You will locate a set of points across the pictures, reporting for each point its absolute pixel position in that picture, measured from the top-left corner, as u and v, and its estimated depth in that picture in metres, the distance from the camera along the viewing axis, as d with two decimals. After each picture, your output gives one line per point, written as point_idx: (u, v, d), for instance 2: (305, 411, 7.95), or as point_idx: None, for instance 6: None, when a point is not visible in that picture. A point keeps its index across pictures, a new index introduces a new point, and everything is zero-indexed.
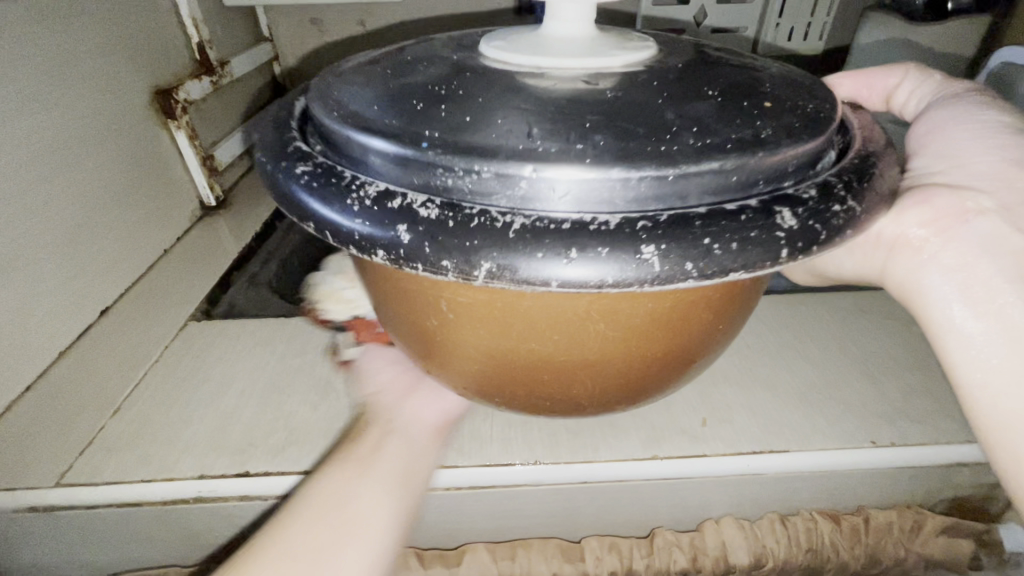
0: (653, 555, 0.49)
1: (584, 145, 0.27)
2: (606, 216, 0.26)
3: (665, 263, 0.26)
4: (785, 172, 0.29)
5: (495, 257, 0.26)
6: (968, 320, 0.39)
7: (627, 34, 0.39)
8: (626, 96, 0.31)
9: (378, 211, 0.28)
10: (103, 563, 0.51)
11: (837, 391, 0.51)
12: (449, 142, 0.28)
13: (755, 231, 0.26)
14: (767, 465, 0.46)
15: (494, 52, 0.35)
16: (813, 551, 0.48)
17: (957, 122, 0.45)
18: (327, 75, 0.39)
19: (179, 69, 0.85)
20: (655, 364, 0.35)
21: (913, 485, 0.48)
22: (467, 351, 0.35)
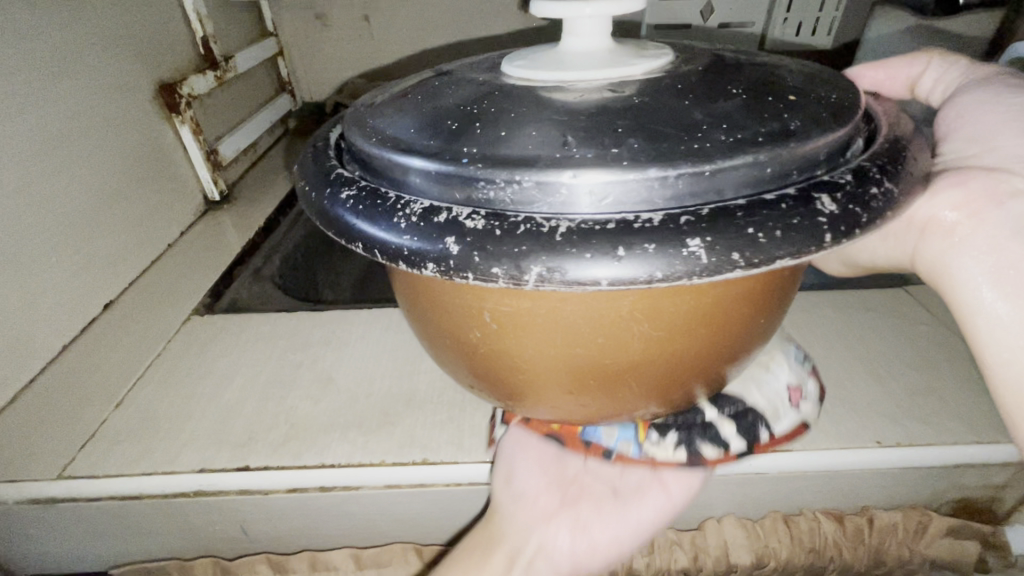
0: (653, 554, 0.49)
1: (620, 149, 0.27)
2: (648, 214, 0.26)
3: (712, 254, 0.25)
4: (817, 160, 0.29)
5: (544, 261, 0.25)
6: (997, 302, 0.38)
7: (641, 43, 0.38)
8: (653, 98, 0.30)
9: (426, 226, 0.27)
10: (106, 555, 0.52)
11: (843, 390, 0.50)
12: (490, 155, 0.28)
13: (797, 218, 0.26)
14: (770, 464, 0.45)
15: (515, 68, 0.34)
16: (815, 551, 0.48)
17: (988, 105, 0.43)
18: (362, 103, 0.39)
19: (183, 63, 0.85)
20: (698, 361, 0.34)
21: (919, 486, 0.47)
22: (513, 360, 0.34)
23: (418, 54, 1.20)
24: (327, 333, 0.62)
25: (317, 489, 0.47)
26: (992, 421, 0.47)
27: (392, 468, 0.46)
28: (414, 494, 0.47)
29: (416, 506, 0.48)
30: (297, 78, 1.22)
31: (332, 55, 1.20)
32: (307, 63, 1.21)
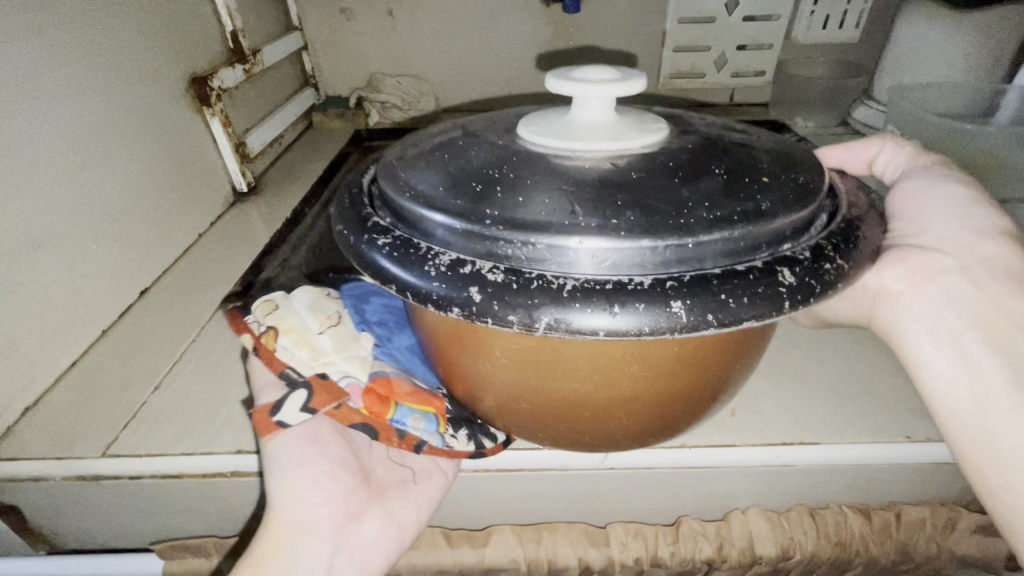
0: (678, 543, 0.49)
1: (618, 219, 0.28)
2: (639, 277, 0.27)
3: (690, 314, 0.26)
4: (782, 236, 0.29)
5: (554, 312, 0.26)
6: (935, 357, 0.40)
7: (641, 113, 0.38)
8: (650, 172, 0.30)
9: (452, 276, 0.28)
10: (145, 531, 0.53)
11: (871, 385, 0.50)
12: (509, 218, 0.28)
13: (762, 286, 0.27)
14: (797, 456, 0.45)
15: (530, 134, 0.34)
16: (842, 545, 0.48)
17: (930, 192, 0.43)
18: (394, 152, 0.40)
19: (213, 57, 0.87)
20: (683, 400, 0.35)
21: (949, 480, 0.47)
22: (514, 392, 0.35)
23: (439, 48, 1.20)
24: None
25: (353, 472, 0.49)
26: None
27: None
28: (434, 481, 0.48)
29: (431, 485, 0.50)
30: (321, 73, 1.24)
31: (355, 48, 1.21)
32: (330, 56, 1.22)
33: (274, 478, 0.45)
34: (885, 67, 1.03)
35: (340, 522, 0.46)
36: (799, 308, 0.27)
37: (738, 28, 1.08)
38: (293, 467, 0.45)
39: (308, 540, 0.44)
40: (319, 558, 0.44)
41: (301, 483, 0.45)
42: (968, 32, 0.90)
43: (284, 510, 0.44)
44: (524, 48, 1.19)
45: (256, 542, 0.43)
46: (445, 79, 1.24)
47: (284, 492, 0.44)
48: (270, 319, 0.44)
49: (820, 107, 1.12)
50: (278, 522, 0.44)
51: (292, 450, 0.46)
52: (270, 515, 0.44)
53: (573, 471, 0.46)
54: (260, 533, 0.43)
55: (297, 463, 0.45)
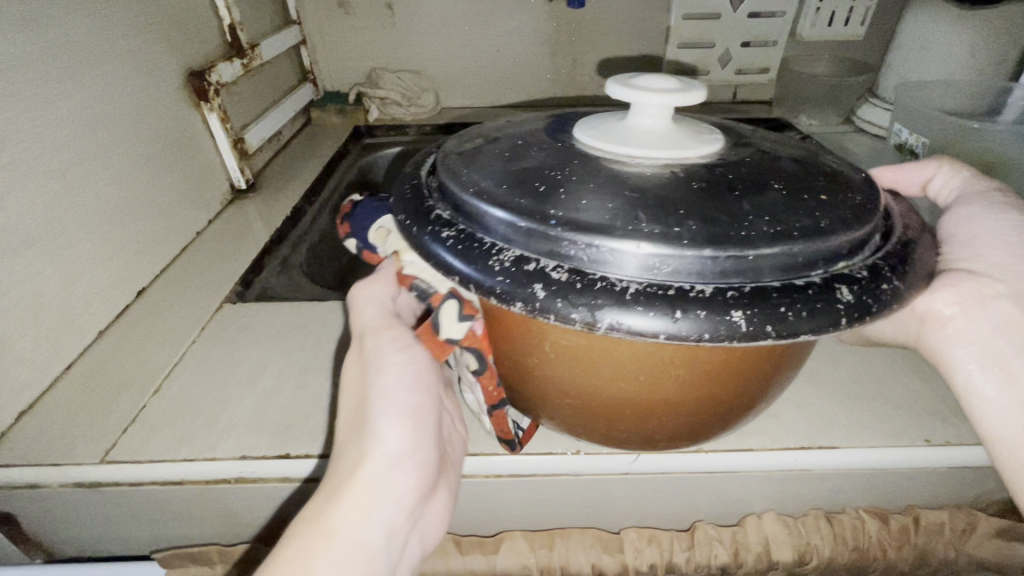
0: (694, 549, 0.48)
1: (680, 229, 0.28)
2: (700, 285, 0.28)
3: (750, 324, 0.27)
4: (839, 253, 0.30)
5: (616, 314, 0.27)
6: (985, 383, 0.40)
7: (696, 124, 0.39)
8: (709, 186, 0.31)
9: (516, 271, 0.29)
10: (144, 538, 0.52)
11: (888, 387, 0.50)
12: (574, 221, 0.29)
13: (820, 301, 0.27)
14: (815, 461, 0.44)
15: (588, 138, 0.36)
16: (858, 550, 0.47)
17: (988, 219, 0.42)
18: (454, 148, 0.40)
19: (210, 50, 0.85)
20: (722, 405, 0.35)
21: (968, 484, 0.46)
22: (563, 389, 0.36)
23: (439, 44, 1.18)
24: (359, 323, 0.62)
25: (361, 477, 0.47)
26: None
27: None
28: None
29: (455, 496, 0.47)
30: (320, 68, 1.22)
31: (354, 44, 1.19)
32: (329, 51, 1.20)
33: (368, 420, 0.39)
34: (889, 65, 1.02)
35: (423, 487, 0.41)
36: (852, 326, 0.28)
37: (743, 24, 1.07)
38: (391, 416, 0.39)
39: (389, 500, 0.39)
40: (395, 524, 0.39)
41: (396, 435, 0.39)
42: (974, 30, 0.90)
43: (372, 459, 0.38)
44: (525, 44, 1.17)
45: (335, 484, 0.38)
46: (445, 75, 1.22)
47: (384, 443, 0.39)
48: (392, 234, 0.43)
49: (824, 105, 1.11)
50: (367, 474, 0.38)
51: (393, 396, 0.40)
52: (357, 459, 0.38)
53: (584, 475, 0.45)
54: (340, 477, 0.38)
55: (395, 409, 0.40)
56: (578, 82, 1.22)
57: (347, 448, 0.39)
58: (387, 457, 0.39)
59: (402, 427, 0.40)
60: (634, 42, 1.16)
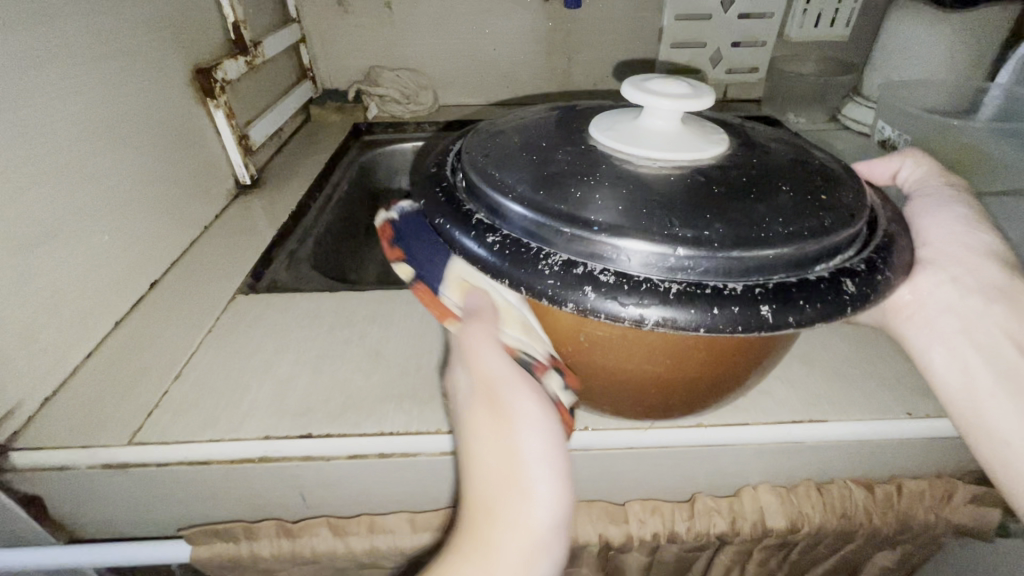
0: (694, 517, 0.51)
1: (709, 233, 0.33)
2: (730, 284, 0.32)
3: (776, 316, 0.31)
4: (840, 250, 0.35)
5: (661, 311, 0.31)
6: (938, 359, 0.44)
7: (701, 124, 0.44)
8: (726, 192, 0.36)
9: (567, 275, 0.33)
10: (167, 518, 0.54)
11: (874, 366, 0.53)
12: (615, 226, 0.33)
13: (831, 294, 0.32)
14: (808, 433, 0.47)
15: (607, 140, 0.40)
16: (846, 516, 0.50)
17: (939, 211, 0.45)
18: (475, 149, 0.44)
19: (214, 48, 0.86)
20: (730, 378, 0.40)
21: (948, 454, 0.50)
22: (594, 371, 0.40)
23: (436, 42, 1.20)
24: (370, 312, 0.64)
25: (376, 456, 0.48)
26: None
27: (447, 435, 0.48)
28: None
29: None
30: (319, 65, 1.23)
31: (353, 42, 1.21)
32: (328, 50, 1.22)
33: (517, 484, 0.35)
34: (872, 64, 1.06)
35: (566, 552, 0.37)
36: (857, 313, 0.33)
37: (733, 25, 1.11)
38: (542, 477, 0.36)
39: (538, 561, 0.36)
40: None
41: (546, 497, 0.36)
42: (951, 32, 0.94)
43: (522, 528, 0.35)
44: (521, 42, 1.20)
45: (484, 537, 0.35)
46: (443, 73, 1.24)
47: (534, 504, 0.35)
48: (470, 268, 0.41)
49: (810, 102, 1.15)
50: (517, 539, 0.34)
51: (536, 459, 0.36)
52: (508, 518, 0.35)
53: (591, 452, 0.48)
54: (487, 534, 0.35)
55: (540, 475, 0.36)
56: (573, 80, 1.25)
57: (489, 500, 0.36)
58: (533, 519, 0.35)
59: (548, 487, 0.35)
60: (628, 42, 1.19)
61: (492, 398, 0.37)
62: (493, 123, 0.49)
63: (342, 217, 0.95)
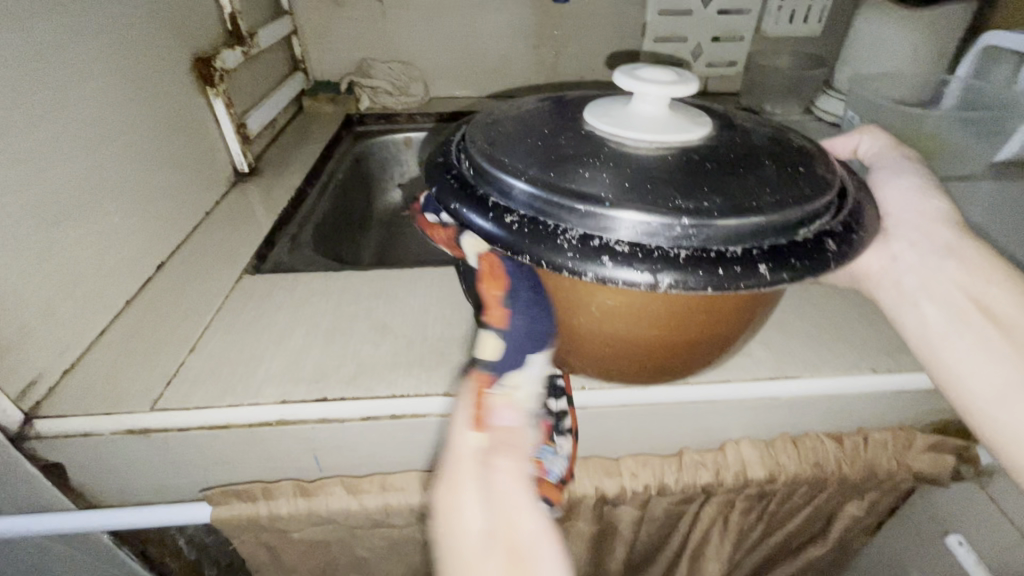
0: (681, 470, 0.55)
1: (707, 205, 0.37)
2: (730, 248, 0.36)
3: (774, 273, 0.36)
4: (820, 215, 0.40)
5: (674, 275, 0.35)
6: (906, 312, 0.49)
7: (685, 109, 0.48)
8: (717, 169, 0.41)
9: (586, 248, 0.36)
10: (185, 482, 0.57)
11: (843, 330, 0.58)
12: (624, 202, 0.37)
13: (816, 252, 0.37)
14: (784, 390, 0.52)
15: (603, 125, 0.44)
16: (818, 465, 0.55)
17: (894, 183, 0.52)
18: (479, 138, 0.47)
19: (213, 38, 0.88)
20: (725, 338, 0.45)
21: (908, 408, 0.55)
22: (602, 340, 0.44)
23: (427, 35, 1.23)
24: (374, 289, 0.67)
25: (387, 417, 0.52)
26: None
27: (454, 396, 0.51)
28: None
29: None
30: (310, 57, 1.25)
31: (345, 35, 1.23)
32: (319, 42, 1.24)
33: None
34: (843, 59, 1.12)
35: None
36: (839, 268, 0.38)
37: (713, 21, 1.16)
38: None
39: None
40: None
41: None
42: (915, 29, 1.00)
43: None
44: (510, 36, 1.23)
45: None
46: (433, 65, 1.27)
47: None
48: (530, 366, 0.41)
49: (786, 95, 1.21)
50: None
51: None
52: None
53: (588, 410, 0.52)
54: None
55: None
56: (560, 73, 1.29)
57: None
58: None
59: None
60: (613, 37, 1.23)
61: (516, 554, 0.32)
62: (489, 114, 0.53)
63: (339, 205, 0.98)
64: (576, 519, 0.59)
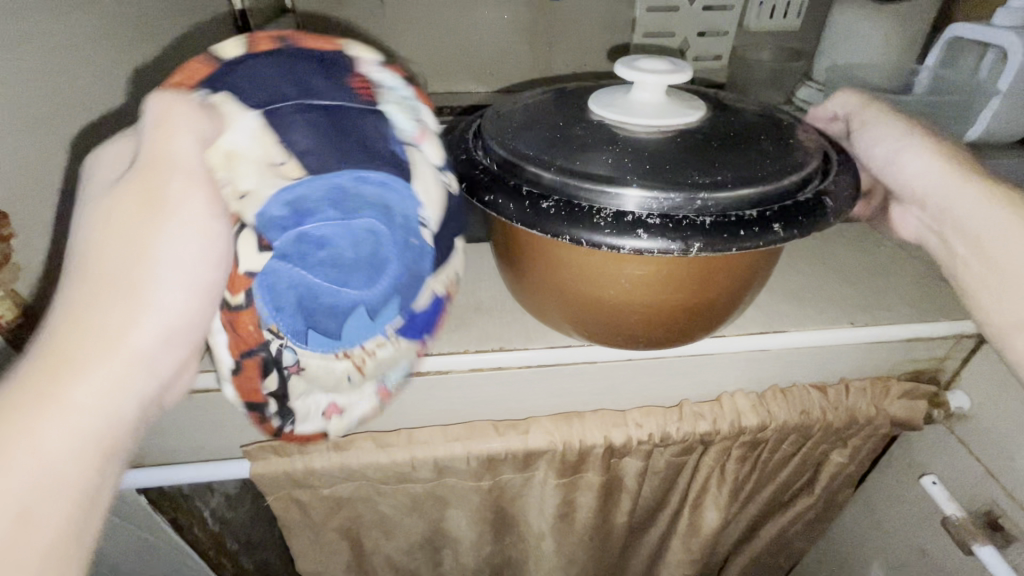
0: (682, 420, 0.60)
1: (720, 179, 0.42)
2: (745, 213, 0.41)
3: (786, 230, 0.41)
4: (815, 179, 0.45)
5: (703, 240, 0.40)
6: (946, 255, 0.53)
7: (678, 94, 0.53)
8: (720, 149, 0.46)
9: (621, 224, 0.41)
10: (221, 444, 0.60)
11: (827, 289, 0.63)
12: (647, 182, 0.42)
13: (818, 208, 0.42)
14: (774, 342, 0.57)
15: (610, 113, 0.48)
16: (806, 413, 0.61)
17: (874, 143, 0.55)
18: (495, 133, 0.51)
19: (226, 33, 0.91)
20: (735, 296, 0.50)
21: (886, 357, 0.61)
22: (631, 308, 0.49)
23: (426, 31, 1.27)
24: None
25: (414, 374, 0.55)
26: (947, 304, 0.60)
27: (474, 353, 0.55)
28: (493, 378, 0.57)
29: (495, 388, 0.58)
30: None
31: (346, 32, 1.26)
32: None
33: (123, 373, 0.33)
34: (821, 52, 1.19)
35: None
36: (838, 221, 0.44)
37: (699, 17, 1.22)
38: (181, 277, 0.32)
39: (73, 461, 0.29)
40: (77, 507, 0.29)
41: (191, 329, 0.33)
42: (887, 23, 1.08)
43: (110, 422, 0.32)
44: (506, 32, 1.28)
45: (37, 381, 0.28)
46: (432, 61, 1.31)
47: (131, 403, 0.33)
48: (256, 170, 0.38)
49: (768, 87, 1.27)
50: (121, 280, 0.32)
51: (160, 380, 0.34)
52: (115, 297, 0.30)
53: (599, 362, 0.57)
54: (68, 332, 0.29)
55: (224, 264, 0.35)
56: (554, 68, 1.34)
57: (105, 267, 0.30)
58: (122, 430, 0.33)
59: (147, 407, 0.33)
60: (605, 32, 1.29)
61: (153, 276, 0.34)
62: (497, 109, 0.57)
63: None
64: (586, 470, 0.64)
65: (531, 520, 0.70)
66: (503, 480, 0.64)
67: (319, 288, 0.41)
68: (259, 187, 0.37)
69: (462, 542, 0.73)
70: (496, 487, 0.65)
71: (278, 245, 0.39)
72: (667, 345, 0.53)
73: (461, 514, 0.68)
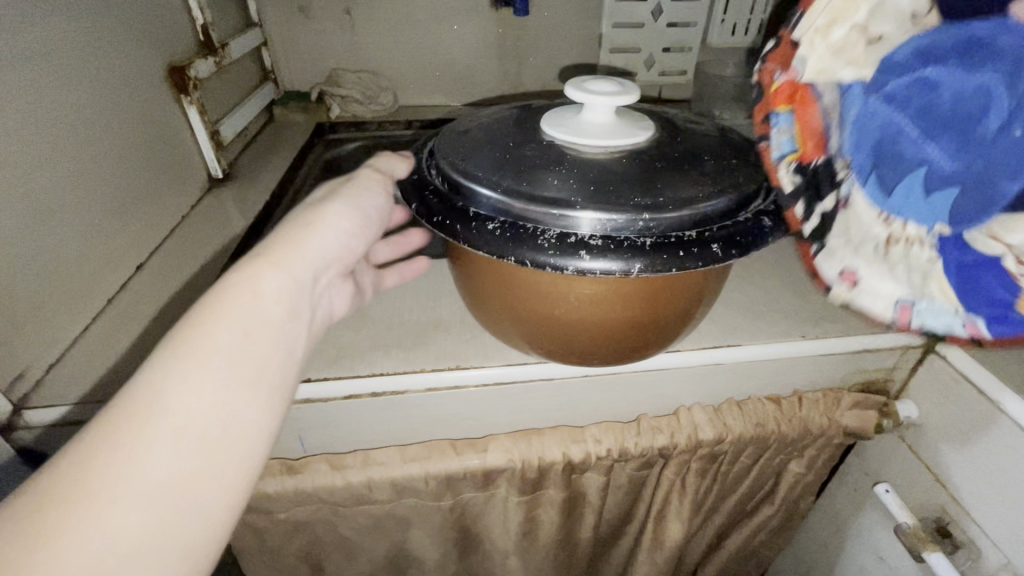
0: (640, 435, 0.61)
1: (663, 200, 0.43)
2: (685, 233, 0.42)
3: (724, 251, 0.42)
4: (755, 198, 0.46)
5: (642, 261, 0.41)
6: None
7: (630, 113, 0.54)
8: (666, 169, 0.47)
9: (564, 245, 0.41)
10: None
11: (781, 302, 0.64)
12: (591, 204, 0.42)
13: (756, 228, 0.44)
14: (727, 356, 0.58)
15: (560, 134, 0.49)
16: (760, 424, 0.62)
17: None
18: (448, 151, 0.51)
19: (187, 47, 0.90)
20: (684, 314, 0.51)
21: (835, 369, 0.62)
22: (582, 325, 0.49)
23: (396, 46, 1.27)
24: None
25: (369, 395, 0.55)
26: None
27: (430, 373, 0.55)
28: (450, 397, 0.57)
29: (453, 406, 0.58)
30: (279, 66, 1.28)
31: (317, 46, 1.27)
32: (289, 52, 1.26)
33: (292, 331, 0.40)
34: None
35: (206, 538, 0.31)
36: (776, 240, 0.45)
37: (664, 32, 1.24)
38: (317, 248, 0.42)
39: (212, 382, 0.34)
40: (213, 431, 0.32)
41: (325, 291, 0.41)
42: None
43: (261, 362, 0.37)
44: (477, 47, 1.29)
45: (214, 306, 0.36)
46: (403, 75, 1.31)
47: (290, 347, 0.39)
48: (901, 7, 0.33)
49: None
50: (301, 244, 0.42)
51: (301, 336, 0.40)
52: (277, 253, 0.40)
53: (555, 379, 0.57)
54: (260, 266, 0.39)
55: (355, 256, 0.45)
56: (524, 82, 1.36)
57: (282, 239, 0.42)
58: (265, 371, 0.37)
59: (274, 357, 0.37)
60: (573, 48, 1.31)
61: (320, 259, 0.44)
62: (452, 127, 0.57)
63: None
64: (547, 487, 0.63)
65: (495, 537, 0.70)
66: (464, 499, 0.64)
67: (907, 132, 0.35)
68: (896, 34, 0.34)
69: (426, 562, 0.72)
70: (457, 506, 0.64)
71: (889, 90, 0.35)
72: (622, 362, 0.54)
73: (424, 535, 0.67)
